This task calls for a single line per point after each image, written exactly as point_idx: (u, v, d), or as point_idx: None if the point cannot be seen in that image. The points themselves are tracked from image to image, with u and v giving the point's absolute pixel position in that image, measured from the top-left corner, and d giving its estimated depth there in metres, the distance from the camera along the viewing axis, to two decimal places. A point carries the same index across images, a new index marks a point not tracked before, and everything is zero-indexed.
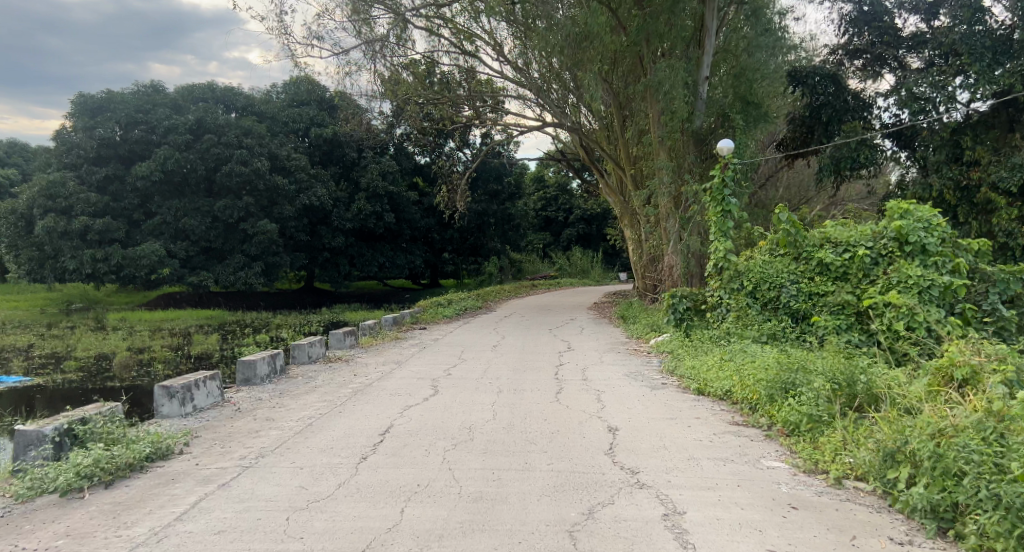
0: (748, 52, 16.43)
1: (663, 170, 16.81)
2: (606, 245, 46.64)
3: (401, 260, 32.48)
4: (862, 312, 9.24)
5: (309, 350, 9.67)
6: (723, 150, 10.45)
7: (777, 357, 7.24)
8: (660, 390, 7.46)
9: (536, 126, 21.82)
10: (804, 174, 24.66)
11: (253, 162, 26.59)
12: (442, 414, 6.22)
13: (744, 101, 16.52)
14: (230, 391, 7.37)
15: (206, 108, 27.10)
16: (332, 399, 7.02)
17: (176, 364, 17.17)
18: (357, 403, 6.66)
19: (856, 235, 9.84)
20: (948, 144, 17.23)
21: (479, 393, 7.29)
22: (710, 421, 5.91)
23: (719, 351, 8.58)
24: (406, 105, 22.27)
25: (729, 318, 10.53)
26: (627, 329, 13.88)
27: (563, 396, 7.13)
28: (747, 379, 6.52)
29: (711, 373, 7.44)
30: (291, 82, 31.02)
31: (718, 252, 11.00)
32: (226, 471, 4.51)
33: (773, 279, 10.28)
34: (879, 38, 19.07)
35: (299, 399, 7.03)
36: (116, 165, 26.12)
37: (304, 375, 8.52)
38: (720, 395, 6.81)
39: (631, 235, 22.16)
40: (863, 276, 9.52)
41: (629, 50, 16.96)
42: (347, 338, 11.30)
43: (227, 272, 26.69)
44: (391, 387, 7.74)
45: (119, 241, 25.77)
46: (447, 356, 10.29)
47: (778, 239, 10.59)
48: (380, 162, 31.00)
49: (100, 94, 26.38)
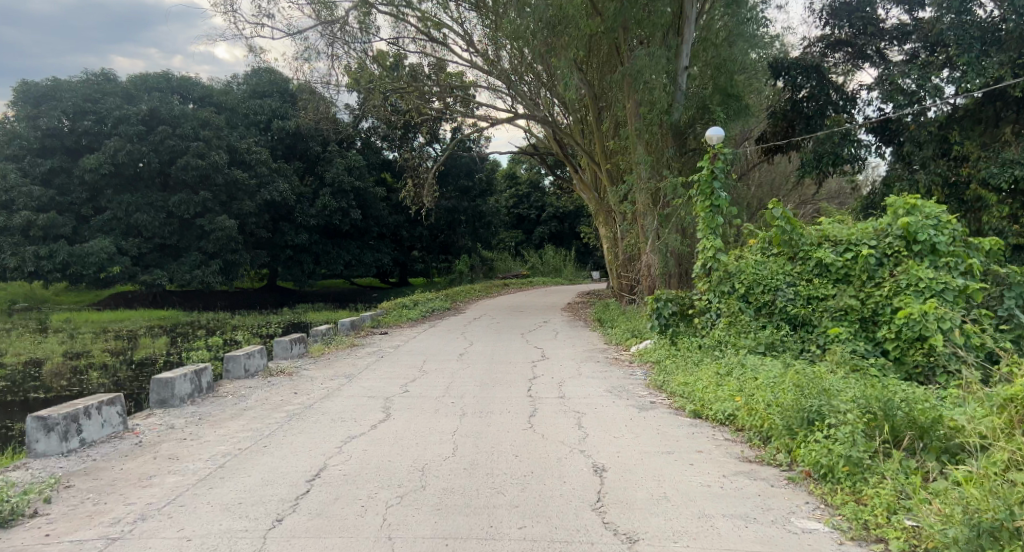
0: (729, 41, 15.61)
1: (641, 164, 15.84)
2: (578, 243, 45.80)
3: (368, 258, 31.15)
4: (867, 319, 8.36)
5: (247, 362, 8.46)
6: (712, 139, 9.48)
7: (785, 375, 6.28)
8: (650, 411, 6.44)
9: (508, 118, 20.71)
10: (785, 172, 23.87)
11: (210, 155, 25.06)
12: (391, 450, 5.09)
13: (724, 94, 15.71)
14: (138, 417, 6.15)
15: (161, 98, 25.40)
16: (261, 427, 5.83)
17: (120, 370, 15.74)
18: (288, 435, 5.50)
19: (858, 233, 8.97)
20: (936, 139, 16.51)
21: (438, 419, 6.17)
22: (716, 458, 4.88)
23: (713, 364, 7.58)
24: (371, 96, 20.94)
25: (719, 324, 9.40)
26: (606, 334, 12.87)
27: (537, 421, 6.05)
28: (756, 402, 5.53)
29: (708, 391, 6.45)
30: (253, 73, 29.47)
31: (706, 251, 9.96)
32: (82, 547, 3.35)
33: (768, 281, 9.26)
34: (862, 29, 18.28)
35: (220, 428, 5.83)
36: (62, 157, 24.33)
37: (238, 394, 7.31)
38: (722, 420, 5.82)
39: (606, 233, 21.22)
40: (867, 278, 8.59)
41: (606, 35, 15.92)
42: (295, 346, 10.11)
43: (182, 271, 25.14)
44: (334, 409, 6.56)
45: (66, 237, 24.10)
46: (405, 368, 9.12)
47: (770, 237, 9.61)
48: (346, 157, 29.64)
49: (45, 82, 24.52)
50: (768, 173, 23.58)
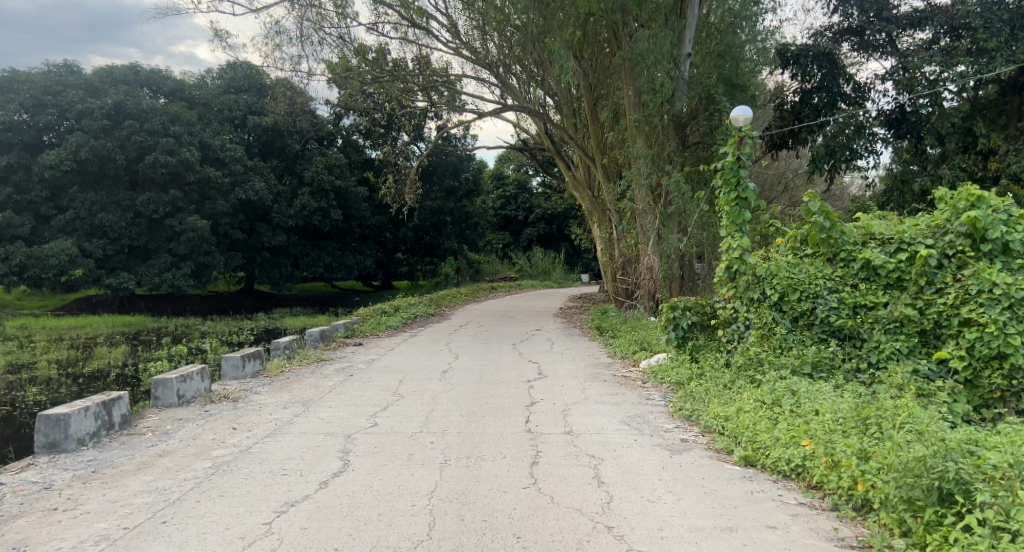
0: (732, 27, 14.26)
1: (640, 158, 14.37)
2: (567, 245, 44.39)
3: (350, 260, 29.51)
4: (929, 332, 6.97)
5: (180, 387, 6.92)
6: (739, 120, 8.15)
7: (862, 411, 4.85)
8: (685, 458, 4.99)
9: (496, 111, 19.23)
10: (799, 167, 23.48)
11: (181, 152, 23.38)
12: (341, 530, 3.63)
13: (729, 84, 14.33)
14: (10, 474, 4.61)
15: (128, 92, 23.60)
16: (169, 488, 4.32)
17: (66, 385, 14.03)
18: (205, 504, 4.02)
19: (910, 231, 7.55)
20: (959, 131, 14.97)
21: (412, 470, 4.70)
22: (800, 543, 3.44)
23: (754, 391, 6.13)
24: (350, 88, 19.31)
25: (750, 337, 7.92)
26: (609, 345, 11.41)
27: (542, 475, 4.61)
28: (841, 456, 4.08)
29: (760, 431, 5.02)
30: (227, 66, 27.79)
31: (730, 252, 8.40)
32: None
33: (805, 287, 7.81)
34: (875, 15, 16.95)
35: (116, 487, 4.32)
36: (20, 153, 22.52)
37: (161, 431, 5.79)
38: (789, 473, 4.40)
39: (602, 233, 19.80)
40: (926, 282, 7.17)
41: (604, 18, 14.49)
42: (247, 364, 8.58)
43: (150, 274, 23.42)
44: (279, 455, 5.08)
45: (24, 238, 22.30)
46: (376, 391, 7.61)
47: (804, 234, 8.21)
48: (326, 155, 28.03)
49: (2, 73, 22.71)
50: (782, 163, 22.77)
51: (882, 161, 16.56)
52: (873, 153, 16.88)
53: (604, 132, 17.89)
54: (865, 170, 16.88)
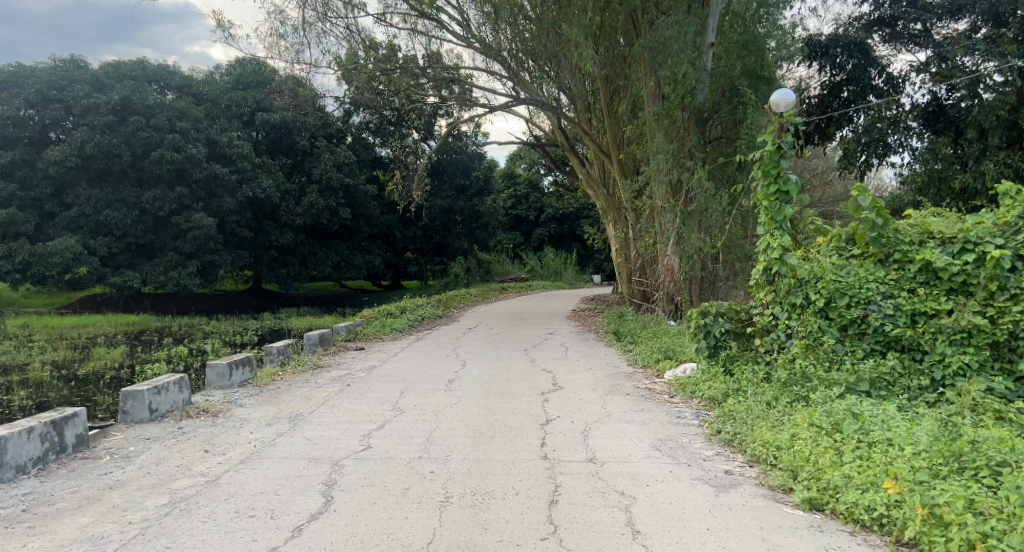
0: (760, 14, 13.14)
1: (660, 153, 13.35)
2: (579, 246, 43.55)
3: (358, 259, 28.75)
4: (1001, 345, 6.13)
5: (153, 400, 6.18)
6: (781, 105, 7.34)
7: (954, 446, 4.02)
8: (735, 497, 4.17)
9: (509, 105, 18.37)
10: (827, 167, 22.58)
11: (187, 148, 22.70)
12: None
13: (755, 77, 13.32)
14: None
15: (135, 87, 22.92)
16: (110, 538, 3.50)
17: (57, 388, 13.30)
18: None
19: (977, 228, 6.66)
20: (1005, 124, 13.83)
21: (409, 512, 3.91)
22: None
23: (808, 413, 5.28)
24: (359, 83, 18.51)
25: (792, 348, 7.04)
26: (630, 352, 10.56)
27: (567, 520, 3.80)
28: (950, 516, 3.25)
29: (825, 467, 4.17)
30: (235, 62, 27.11)
31: (768, 252, 7.51)
32: None
33: (856, 291, 6.93)
34: (908, 4, 15.96)
35: (44, 536, 3.51)
36: (24, 149, 21.94)
37: (121, 455, 5.01)
38: (870, 525, 3.57)
39: (617, 233, 18.94)
40: (998, 288, 6.31)
41: (624, 5, 13.61)
42: (235, 373, 7.82)
43: (155, 272, 22.78)
44: (252, 489, 4.28)
45: (27, 235, 21.70)
46: (373, 406, 6.79)
47: (853, 232, 7.32)
48: (335, 153, 27.26)
49: (7, 67, 22.14)
50: (809, 161, 21.86)
51: (916, 156, 15.47)
52: (908, 149, 15.83)
53: (621, 127, 17.04)
54: (898, 167, 15.85)
